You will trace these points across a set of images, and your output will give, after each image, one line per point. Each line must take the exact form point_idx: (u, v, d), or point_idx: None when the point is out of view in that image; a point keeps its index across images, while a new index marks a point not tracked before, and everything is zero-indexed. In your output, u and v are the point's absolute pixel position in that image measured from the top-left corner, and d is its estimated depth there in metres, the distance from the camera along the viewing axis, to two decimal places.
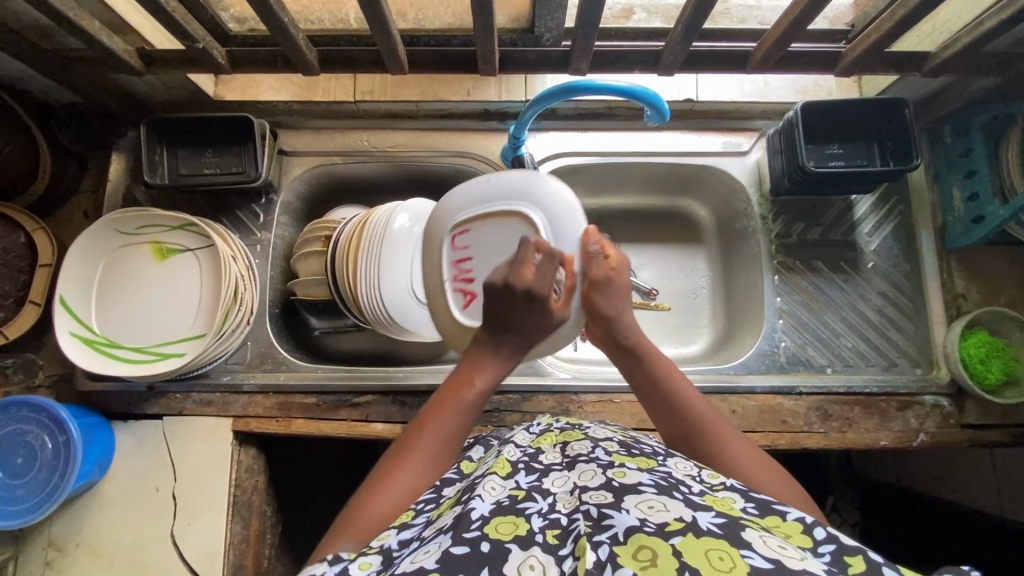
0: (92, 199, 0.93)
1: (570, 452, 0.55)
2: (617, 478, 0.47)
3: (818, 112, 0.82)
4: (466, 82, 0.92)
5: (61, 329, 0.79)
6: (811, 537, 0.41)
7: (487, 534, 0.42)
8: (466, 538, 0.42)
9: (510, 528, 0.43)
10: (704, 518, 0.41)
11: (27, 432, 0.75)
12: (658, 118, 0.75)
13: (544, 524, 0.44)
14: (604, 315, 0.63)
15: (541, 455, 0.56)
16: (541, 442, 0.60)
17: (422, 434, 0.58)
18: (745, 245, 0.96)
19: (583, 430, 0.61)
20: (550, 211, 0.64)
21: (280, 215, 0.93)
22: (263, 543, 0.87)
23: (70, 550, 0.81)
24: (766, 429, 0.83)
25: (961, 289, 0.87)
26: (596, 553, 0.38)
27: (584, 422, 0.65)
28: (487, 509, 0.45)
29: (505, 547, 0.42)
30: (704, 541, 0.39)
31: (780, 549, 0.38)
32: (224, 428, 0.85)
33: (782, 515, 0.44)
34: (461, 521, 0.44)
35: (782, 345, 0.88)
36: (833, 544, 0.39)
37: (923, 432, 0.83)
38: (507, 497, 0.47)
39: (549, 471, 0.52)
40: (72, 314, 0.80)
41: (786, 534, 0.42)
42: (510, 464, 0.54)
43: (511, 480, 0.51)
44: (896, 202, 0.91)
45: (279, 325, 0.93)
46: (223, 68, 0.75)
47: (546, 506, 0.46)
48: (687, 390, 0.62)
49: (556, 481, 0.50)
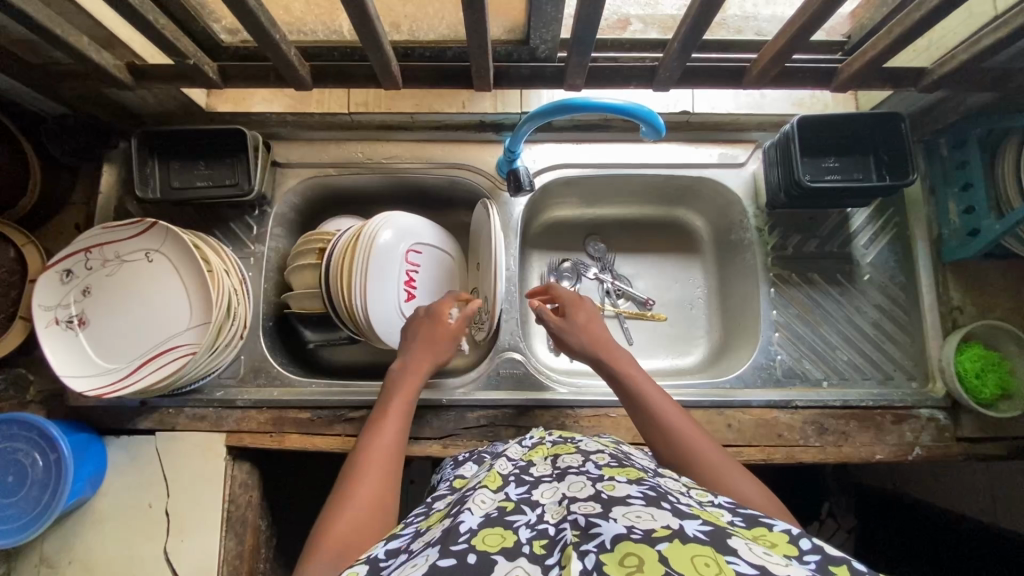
0: (83, 212, 0.92)
1: (560, 464, 0.55)
2: (606, 490, 0.46)
3: (815, 125, 0.81)
4: (461, 94, 0.91)
5: (39, 328, 0.78)
6: (796, 546, 0.41)
7: (474, 546, 0.42)
8: (452, 550, 0.41)
9: (496, 540, 0.43)
10: (690, 526, 0.41)
11: (17, 451, 0.74)
12: (653, 135, 0.73)
13: (531, 535, 0.43)
14: (594, 331, 0.77)
15: (532, 467, 0.56)
16: (532, 454, 0.60)
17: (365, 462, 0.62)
18: (741, 257, 0.96)
19: (575, 444, 0.60)
20: (88, 353, 0.79)
21: (274, 227, 0.93)
22: (257, 557, 0.87)
23: (62, 567, 0.80)
24: (761, 443, 0.83)
25: (956, 302, 0.87)
26: (582, 562, 0.38)
27: (576, 435, 0.65)
28: (476, 522, 0.45)
29: (491, 559, 0.41)
30: (689, 547, 0.38)
31: (765, 556, 0.38)
32: (218, 444, 0.84)
33: (769, 526, 0.44)
34: (449, 534, 0.43)
35: (778, 358, 0.88)
36: (818, 554, 0.40)
37: (919, 446, 0.83)
38: (496, 510, 0.47)
39: (539, 483, 0.52)
40: (49, 313, 0.79)
41: (772, 543, 0.41)
42: (501, 477, 0.54)
43: (501, 492, 0.50)
44: (891, 214, 0.91)
45: (273, 338, 0.93)
46: (214, 83, 0.74)
47: (534, 517, 0.46)
48: (654, 392, 0.69)
49: (545, 493, 0.49)
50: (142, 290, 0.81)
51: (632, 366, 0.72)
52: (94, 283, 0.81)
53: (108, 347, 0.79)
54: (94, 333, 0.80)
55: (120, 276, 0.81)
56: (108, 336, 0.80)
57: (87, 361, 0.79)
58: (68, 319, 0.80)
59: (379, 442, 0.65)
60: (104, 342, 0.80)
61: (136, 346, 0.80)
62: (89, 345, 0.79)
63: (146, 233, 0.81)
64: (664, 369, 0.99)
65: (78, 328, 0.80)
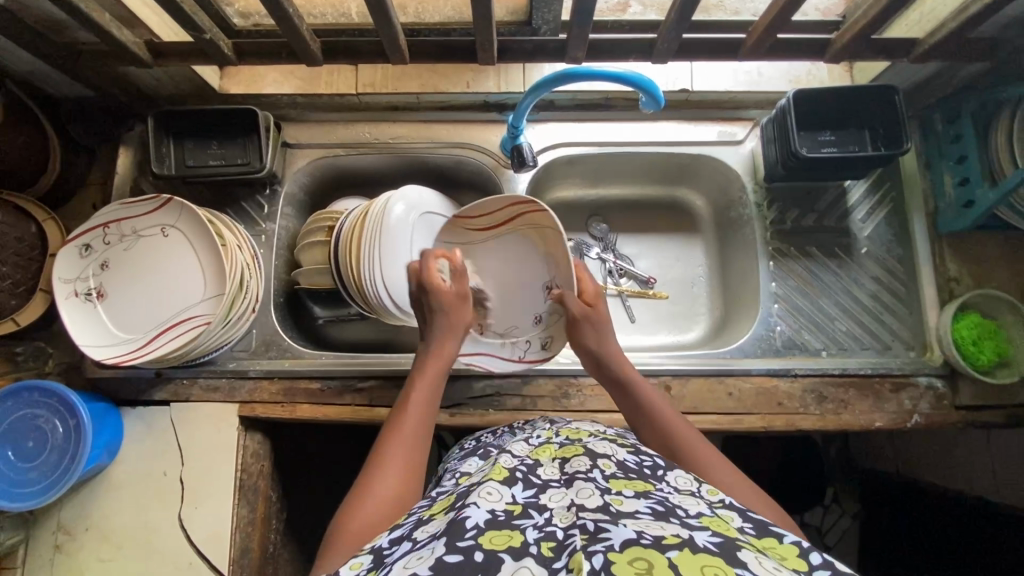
0: (99, 192, 0.94)
1: (569, 468, 0.56)
2: (614, 504, 0.48)
3: (812, 100, 0.83)
4: (466, 74, 0.93)
5: (60, 299, 0.80)
6: (806, 561, 0.42)
7: (480, 544, 0.43)
8: (459, 547, 0.43)
9: (503, 539, 0.44)
10: (701, 536, 0.43)
11: (39, 416, 0.77)
12: (653, 105, 0.75)
13: (538, 536, 0.45)
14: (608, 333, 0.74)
15: (539, 468, 0.58)
16: (539, 453, 0.62)
17: (389, 443, 0.61)
18: (740, 232, 0.98)
19: (583, 445, 0.62)
20: (104, 323, 0.82)
21: (285, 206, 0.95)
22: (269, 528, 0.89)
23: (79, 534, 0.83)
24: (762, 411, 0.85)
25: (953, 273, 0.89)
26: (591, 562, 0.40)
27: (582, 434, 0.66)
28: (482, 519, 0.46)
29: (497, 556, 0.42)
30: (699, 557, 0.40)
31: (774, 570, 0.39)
32: (232, 414, 0.86)
33: (779, 537, 0.45)
34: (455, 529, 0.45)
35: (778, 329, 0.90)
36: (829, 569, 0.41)
37: (918, 414, 0.85)
38: (504, 511, 0.48)
39: (547, 486, 0.54)
40: (68, 284, 0.81)
41: (782, 556, 0.43)
42: (507, 471, 0.55)
43: (508, 488, 0.52)
44: (887, 188, 0.93)
45: (284, 313, 0.95)
46: (229, 59, 0.77)
47: (541, 520, 0.48)
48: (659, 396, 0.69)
49: (553, 497, 0.51)
50: (158, 263, 0.84)
51: (622, 355, 0.73)
52: (112, 256, 0.83)
53: (124, 318, 0.82)
54: (111, 304, 0.82)
55: (137, 250, 0.84)
56: (124, 307, 0.82)
57: (102, 331, 0.81)
58: (84, 291, 0.82)
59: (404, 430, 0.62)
60: (121, 313, 0.82)
61: (151, 317, 0.82)
62: (105, 315, 0.82)
63: (161, 208, 0.84)
64: (665, 344, 1.01)
65: (96, 299, 0.82)
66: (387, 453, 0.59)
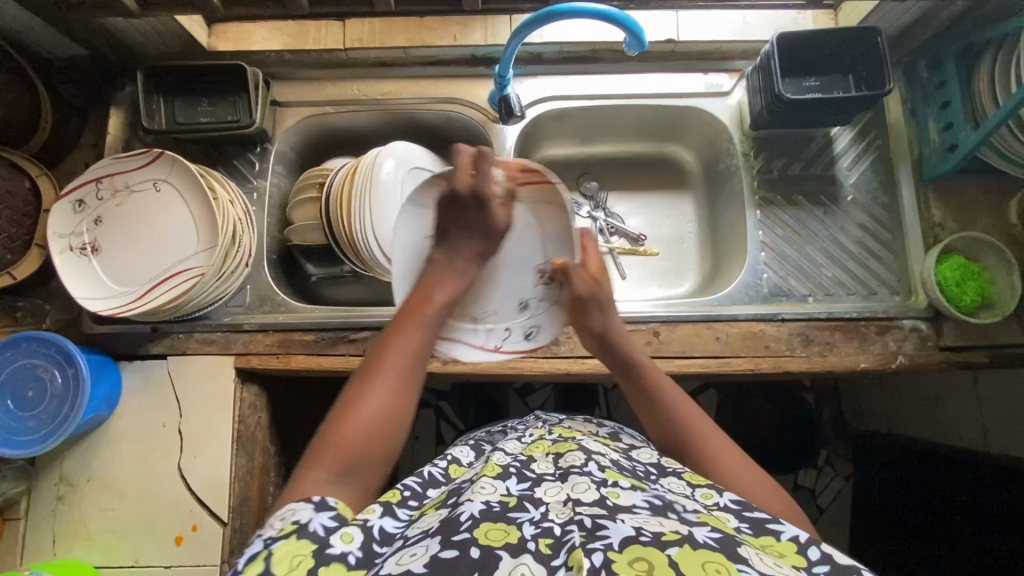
0: (93, 153, 0.95)
1: (563, 462, 0.58)
2: (612, 497, 0.50)
3: (795, 44, 0.84)
4: (453, 28, 0.94)
5: (55, 251, 0.82)
6: (806, 557, 0.43)
7: (476, 539, 0.44)
8: (454, 542, 0.44)
9: (500, 535, 0.45)
10: (701, 532, 0.44)
11: (38, 366, 0.79)
12: (637, 47, 0.76)
13: (535, 532, 0.46)
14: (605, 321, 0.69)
15: (533, 463, 0.59)
16: (533, 450, 0.63)
17: (381, 361, 0.60)
18: (728, 184, 0.99)
19: (576, 442, 0.63)
20: (99, 275, 0.83)
21: (276, 164, 0.96)
22: (267, 478, 0.91)
23: (80, 485, 0.85)
24: (749, 354, 0.86)
25: (937, 219, 0.90)
26: (590, 559, 0.41)
27: (576, 432, 0.68)
28: (478, 512, 0.48)
29: (495, 554, 0.43)
30: (701, 553, 0.41)
31: (774, 566, 0.41)
32: (227, 366, 0.87)
33: (777, 534, 0.46)
34: (450, 525, 0.46)
35: (765, 276, 0.91)
36: (828, 564, 0.42)
37: (902, 355, 0.86)
38: (499, 504, 0.50)
39: (542, 481, 0.55)
40: (63, 237, 0.82)
41: (781, 553, 0.44)
42: (500, 468, 0.57)
43: (503, 483, 0.54)
44: (873, 136, 0.94)
45: (278, 270, 0.97)
46: (216, 9, 0.77)
47: (538, 514, 0.48)
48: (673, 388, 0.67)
49: (548, 491, 0.52)
50: (151, 217, 0.85)
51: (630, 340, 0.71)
52: (105, 211, 0.84)
53: (117, 271, 0.83)
54: (106, 258, 0.84)
55: (130, 205, 0.85)
56: (119, 259, 0.84)
57: (95, 283, 0.83)
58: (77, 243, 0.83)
59: (399, 349, 0.61)
60: (114, 266, 0.83)
61: (145, 269, 0.84)
62: (99, 268, 0.83)
63: (153, 163, 0.84)
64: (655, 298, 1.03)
65: (90, 252, 0.83)
66: (380, 375, 0.59)
